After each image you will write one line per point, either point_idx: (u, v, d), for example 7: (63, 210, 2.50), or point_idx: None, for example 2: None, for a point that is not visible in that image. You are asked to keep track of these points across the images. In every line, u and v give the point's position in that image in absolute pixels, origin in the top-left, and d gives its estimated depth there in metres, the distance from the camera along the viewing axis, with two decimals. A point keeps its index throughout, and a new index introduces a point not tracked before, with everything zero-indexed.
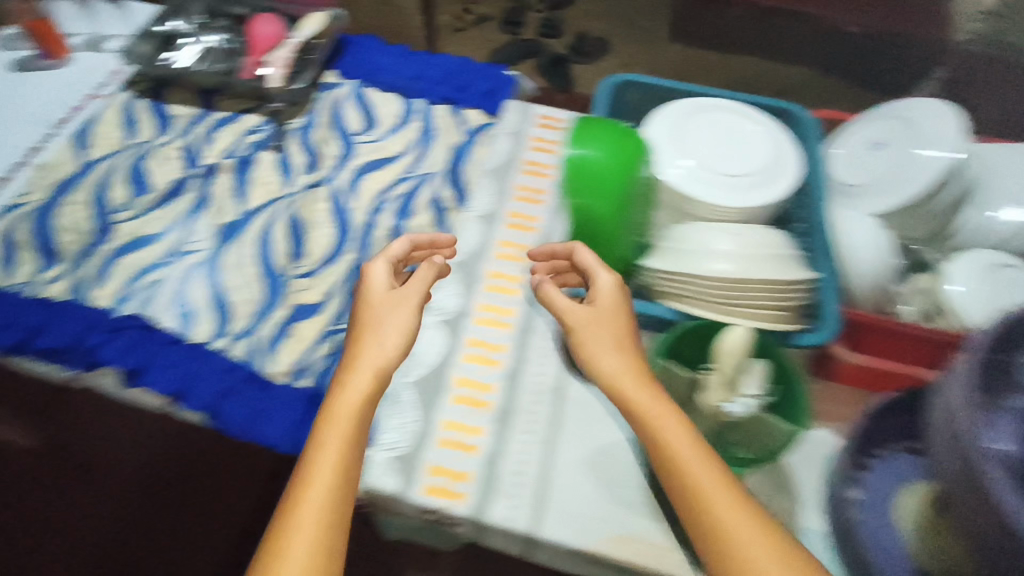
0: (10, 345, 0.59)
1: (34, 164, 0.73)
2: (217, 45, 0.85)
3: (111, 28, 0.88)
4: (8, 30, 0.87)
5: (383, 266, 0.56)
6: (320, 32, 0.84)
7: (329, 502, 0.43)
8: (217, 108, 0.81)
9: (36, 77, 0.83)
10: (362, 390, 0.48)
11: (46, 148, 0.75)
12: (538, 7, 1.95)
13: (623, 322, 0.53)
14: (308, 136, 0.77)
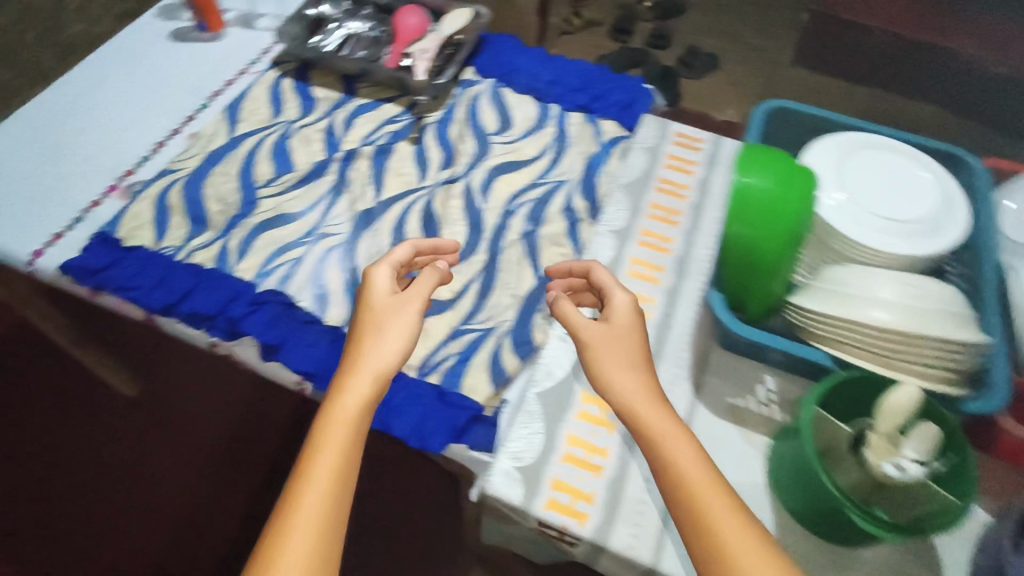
0: (160, 307, 0.61)
1: (188, 133, 0.77)
2: (363, 32, 0.87)
3: (266, 9, 0.92)
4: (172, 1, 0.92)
5: (385, 266, 0.55)
6: (464, 28, 0.84)
7: (327, 504, 0.42)
8: (357, 95, 0.82)
9: (192, 50, 0.87)
10: (365, 391, 0.48)
11: (200, 118, 0.78)
12: (647, 17, 1.91)
13: (639, 344, 0.51)
14: (444, 130, 0.77)
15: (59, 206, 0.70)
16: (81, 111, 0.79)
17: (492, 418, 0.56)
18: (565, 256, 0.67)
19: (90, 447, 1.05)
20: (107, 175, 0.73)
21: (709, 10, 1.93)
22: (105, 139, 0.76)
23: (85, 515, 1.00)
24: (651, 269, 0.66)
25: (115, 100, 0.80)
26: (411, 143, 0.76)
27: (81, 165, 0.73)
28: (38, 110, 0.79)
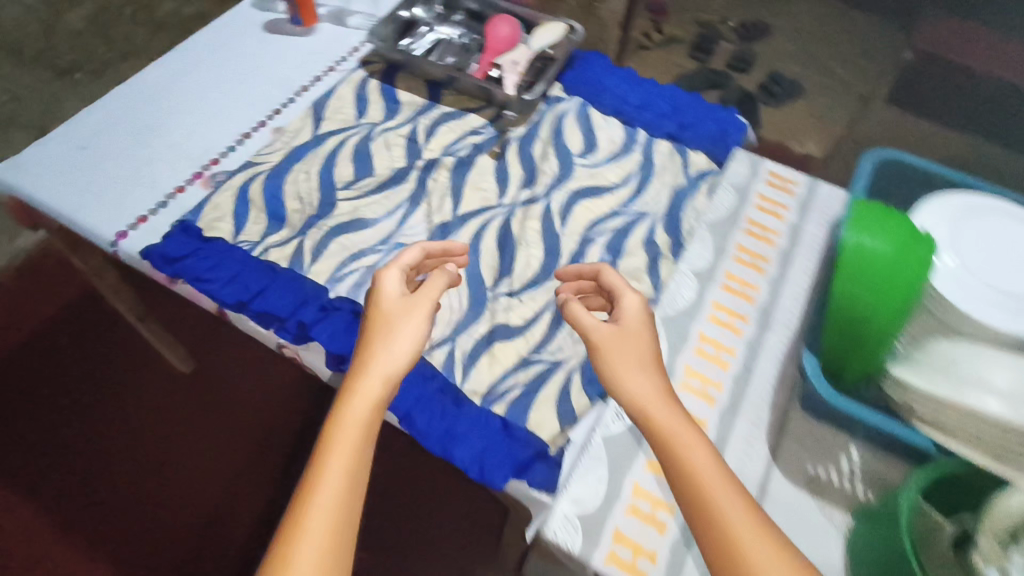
0: (233, 302, 0.62)
1: (272, 127, 0.77)
2: (454, 40, 0.86)
3: (358, 7, 0.92)
4: None
5: (394, 269, 0.55)
6: (556, 43, 0.83)
7: (337, 511, 0.42)
8: (441, 101, 0.81)
9: (284, 43, 0.87)
10: (374, 394, 0.48)
11: (285, 113, 0.78)
12: (731, 38, 1.85)
13: (650, 347, 0.51)
14: (527, 148, 0.76)
15: (144, 189, 0.71)
16: (172, 96, 0.80)
17: (556, 458, 0.54)
18: (643, 292, 0.64)
19: (141, 417, 1.08)
20: (193, 162, 0.73)
21: (796, 36, 1.87)
22: (193, 126, 0.77)
23: (118, 478, 1.02)
24: (734, 316, 0.62)
25: (206, 87, 0.81)
26: (493, 157, 0.75)
27: (169, 151, 0.74)
28: (132, 91, 0.80)
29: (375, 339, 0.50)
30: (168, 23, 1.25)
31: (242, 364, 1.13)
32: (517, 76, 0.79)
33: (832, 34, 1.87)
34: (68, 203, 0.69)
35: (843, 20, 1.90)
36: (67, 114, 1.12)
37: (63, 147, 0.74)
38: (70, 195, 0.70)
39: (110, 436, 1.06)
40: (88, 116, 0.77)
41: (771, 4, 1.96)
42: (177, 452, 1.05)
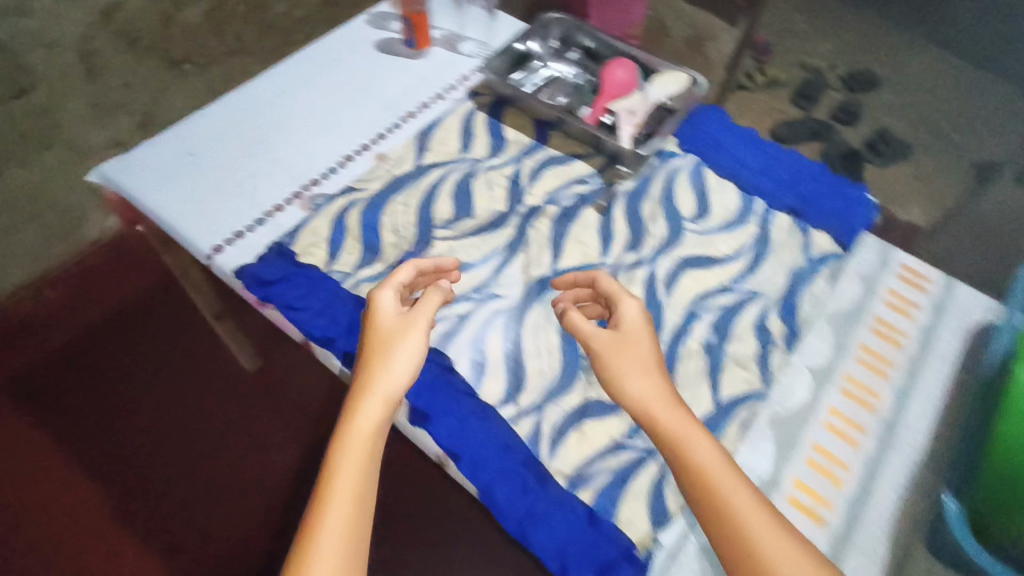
0: (320, 337, 0.60)
1: (375, 152, 0.75)
2: (568, 78, 0.83)
3: (471, 32, 0.89)
4: (384, 10, 0.92)
5: (391, 285, 0.57)
6: (677, 93, 0.78)
7: (349, 524, 0.46)
8: (548, 143, 0.78)
9: (395, 66, 0.86)
10: (375, 414, 0.50)
11: (389, 138, 0.77)
12: (837, 87, 1.77)
13: (651, 348, 0.54)
14: (636, 206, 0.72)
15: (244, 204, 0.70)
16: (280, 109, 0.79)
17: (644, 561, 0.50)
18: (750, 383, 0.59)
19: (207, 414, 1.09)
20: (295, 180, 0.72)
21: (907, 91, 1.76)
22: (298, 143, 0.76)
23: (181, 475, 1.04)
24: (851, 425, 0.56)
25: (314, 104, 0.80)
26: (598, 211, 0.71)
27: (272, 166, 0.74)
28: (242, 101, 0.80)
29: (375, 361, 0.52)
30: (279, 27, 1.28)
31: (304, 373, 1.13)
32: (636, 123, 0.75)
33: (949, 95, 1.76)
34: (170, 211, 0.69)
35: (960, 80, 1.79)
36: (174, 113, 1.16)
37: (170, 151, 0.74)
38: (173, 202, 0.70)
39: (166, 424, 1.08)
40: (198, 122, 0.77)
41: (883, 55, 1.86)
42: (229, 448, 1.06)
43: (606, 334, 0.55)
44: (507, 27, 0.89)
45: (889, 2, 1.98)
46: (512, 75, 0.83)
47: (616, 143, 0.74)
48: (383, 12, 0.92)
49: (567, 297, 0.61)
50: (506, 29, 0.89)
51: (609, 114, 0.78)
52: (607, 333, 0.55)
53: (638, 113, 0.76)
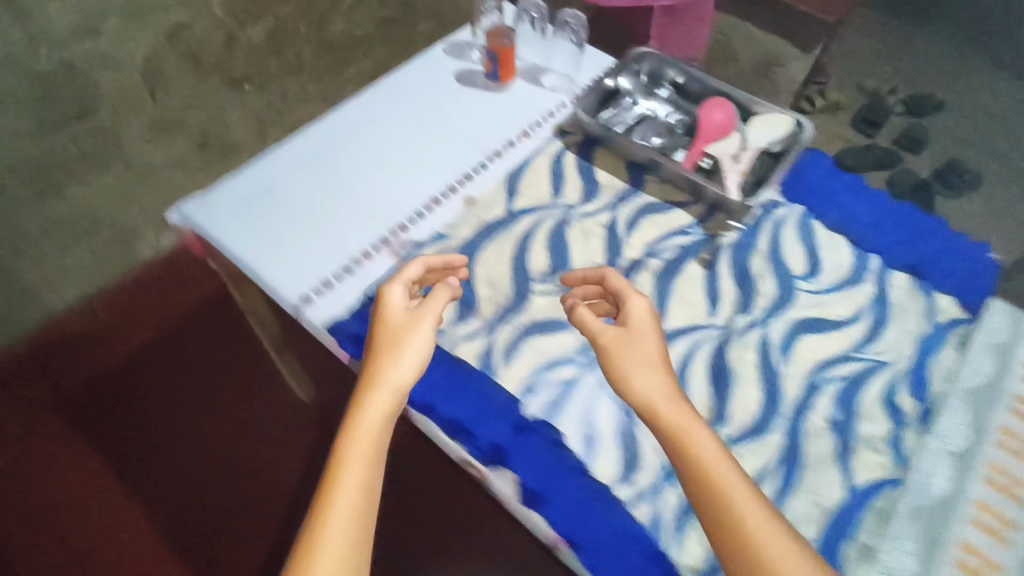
0: (419, 401, 0.56)
1: (463, 195, 0.71)
2: (660, 117, 0.79)
3: (556, 65, 0.85)
4: (465, 39, 0.88)
5: (400, 279, 0.57)
6: (779, 139, 0.74)
7: (355, 517, 0.45)
8: (643, 188, 0.73)
9: (478, 98, 0.82)
10: (383, 409, 0.50)
11: (477, 179, 0.73)
12: (899, 111, 1.71)
13: (659, 347, 0.53)
14: (744, 261, 0.68)
15: (329, 247, 0.66)
16: (359, 145, 0.76)
17: None
18: (882, 467, 0.55)
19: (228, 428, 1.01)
20: (381, 223, 0.68)
21: (972, 114, 1.71)
22: (381, 181, 0.72)
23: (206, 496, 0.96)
24: (998, 519, 0.52)
25: (395, 137, 0.77)
26: (702, 265, 0.67)
27: (354, 204, 0.70)
28: (321, 133, 0.77)
29: (384, 355, 0.52)
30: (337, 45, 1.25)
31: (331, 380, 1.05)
32: (740, 175, 0.71)
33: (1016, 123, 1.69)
34: (253, 254, 0.66)
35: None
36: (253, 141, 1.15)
37: (249, 188, 0.71)
38: (255, 243, 0.67)
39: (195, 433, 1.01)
40: (276, 156, 0.74)
41: (946, 78, 1.79)
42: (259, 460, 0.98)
43: (612, 329, 0.54)
44: (593, 59, 0.85)
45: (948, 22, 1.92)
46: (598, 112, 0.79)
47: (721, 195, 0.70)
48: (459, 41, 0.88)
49: (576, 295, 0.60)
50: (593, 62, 0.84)
51: (707, 157, 0.74)
52: (613, 329, 0.54)
53: (741, 164, 0.72)
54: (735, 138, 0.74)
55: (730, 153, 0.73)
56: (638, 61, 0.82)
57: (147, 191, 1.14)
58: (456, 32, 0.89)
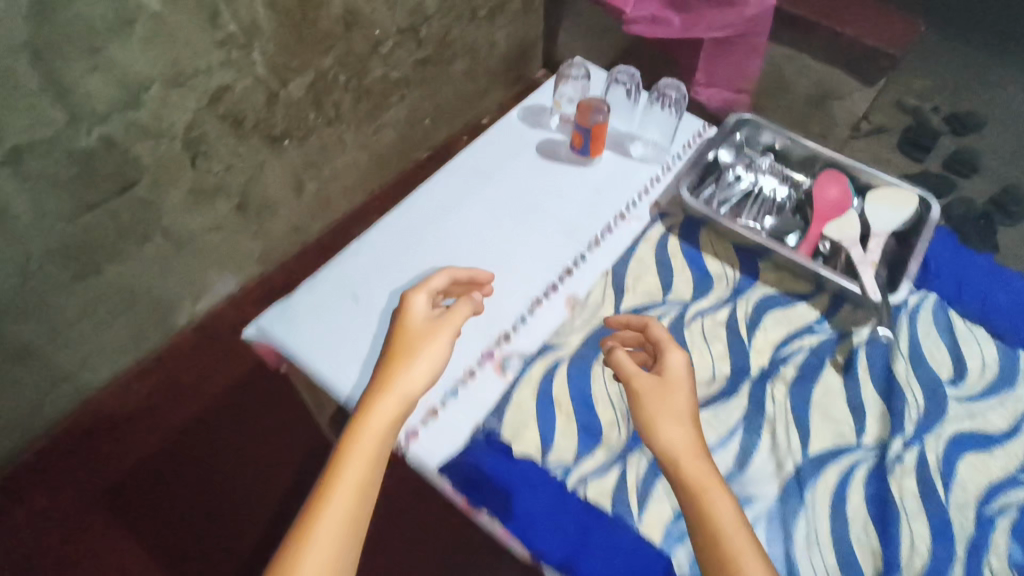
0: (557, 559, 0.50)
1: (565, 293, 0.65)
2: (767, 193, 0.73)
3: (646, 132, 0.80)
4: (540, 104, 0.82)
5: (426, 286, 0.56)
6: (906, 219, 0.69)
7: (350, 521, 0.45)
8: (759, 278, 0.67)
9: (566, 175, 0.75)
10: (391, 415, 0.49)
11: (579, 274, 0.67)
12: None
13: (692, 398, 0.51)
14: (884, 362, 0.61)
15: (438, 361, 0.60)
16: (442, 234, 0.69)
17: None
18: None
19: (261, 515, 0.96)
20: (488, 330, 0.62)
21: None
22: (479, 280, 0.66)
23: None
24: None
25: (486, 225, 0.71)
26: (838, 370, 0.61)
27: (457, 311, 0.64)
28: (403, 223, 0.71)
29: (397, 361, 0.51)
30: (373, 91, 1.19)
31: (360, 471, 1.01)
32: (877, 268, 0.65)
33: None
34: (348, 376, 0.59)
35: None
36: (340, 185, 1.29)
37: (334, 294, 0.64)
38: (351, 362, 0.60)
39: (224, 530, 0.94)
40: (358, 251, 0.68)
41: None
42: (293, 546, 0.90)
43: (649, 374, 0.52)
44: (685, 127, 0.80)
45: None
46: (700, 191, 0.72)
47: (857, 293, 0.63)
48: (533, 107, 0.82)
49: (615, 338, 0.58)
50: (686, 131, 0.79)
51: (826, 241, 0.69)
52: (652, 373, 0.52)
53: (873, 253, 0.66)
54: (853, 217, 0.69)
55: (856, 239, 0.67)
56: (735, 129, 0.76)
57: (184, 261, 1.08)
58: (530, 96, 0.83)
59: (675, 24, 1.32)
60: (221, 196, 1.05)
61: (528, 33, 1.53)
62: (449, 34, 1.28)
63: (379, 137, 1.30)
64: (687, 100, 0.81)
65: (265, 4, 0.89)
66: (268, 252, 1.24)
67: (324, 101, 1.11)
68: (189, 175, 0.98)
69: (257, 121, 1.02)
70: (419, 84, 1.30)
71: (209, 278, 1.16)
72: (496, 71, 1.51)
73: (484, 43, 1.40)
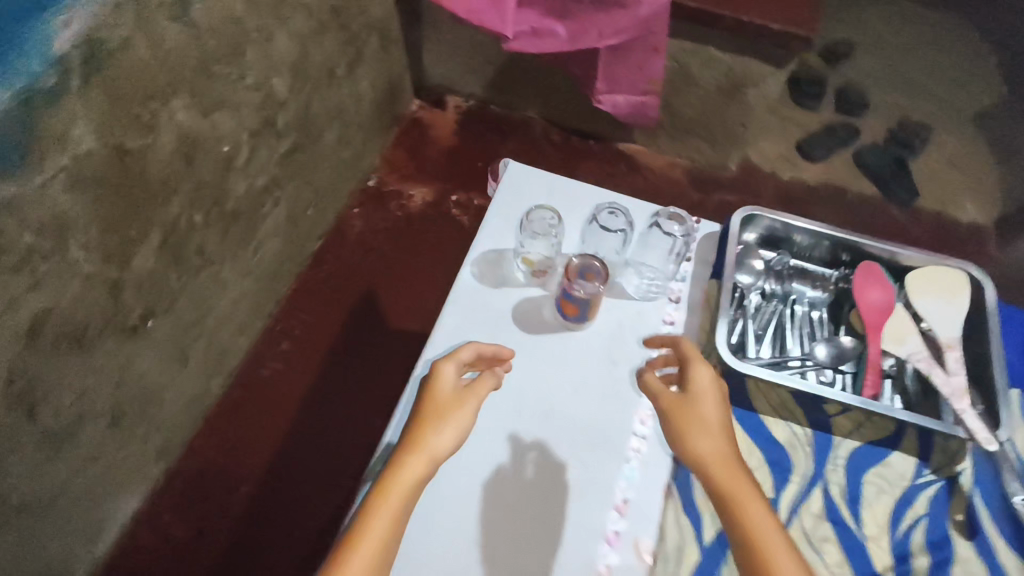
0: None
1: (694, 539, 0.79)
2: (800, 311, 0.79)
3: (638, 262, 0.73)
4: (518, 267, 0.70)
5: (456, 359, 0.59)
6: (940, 303, 0.74)
7: (376, 563, 0.48)
8: (840, 439, 0.82)
9: (558, 368, 0.66)
10: (417, 474, 0.53)
11: (672, 542, 0.79)
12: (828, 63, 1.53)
13: (719, 412, 0.57)
14: (999, 510, 0.79)
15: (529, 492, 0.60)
16: (492, 493, 0.60)
17: None
18: None
19: None
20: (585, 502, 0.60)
21: None
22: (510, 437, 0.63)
23: None
24: None
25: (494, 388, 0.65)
26: (963, 533, 0.78)
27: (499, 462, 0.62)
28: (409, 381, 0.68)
29: (427, 424, 0.55)
30: (241, 212, 0.94)
31: None
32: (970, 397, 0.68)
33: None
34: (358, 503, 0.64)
35: None
36: (232, 326, 1.03)
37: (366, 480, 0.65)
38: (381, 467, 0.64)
39: None
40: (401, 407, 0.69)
41: None
42: None
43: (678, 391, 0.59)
44: (733, 256, 0.74)
45: None
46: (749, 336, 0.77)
47: (964, 437, 0.66)
48: (493, 256, 0.72)
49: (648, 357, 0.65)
50: (730, 255, 0.72)
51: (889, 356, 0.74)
52: (680, 393, 0.58)
53: (956, 375, 0.70)
54: (900, 319, 0.73)
55: (930, 356, 0.70)
56: (753, 223, 0.77)
57: (60, 522, 0.80)
58: (485, 253, 0.71)
59: (561, 35, 1.10)
60: (87, 427, 0.78)
61: (393, 69, 1.29)
62: (310, 110, 1.02)
63: (262, 256, 1.04)
64: (694, 228, 0.75)
65: (67, 186, 0.63)
66: (167, 445, 0.97)
67: (185, 254, 0.85)
68: (34, 431, 0.70)
69: (105, 321, 0.75)
70: (290, 178, 1.04)
71: (104, 512, 0.89)
72: (370, 124, 1.26)
73: (349, 102, 1.15)
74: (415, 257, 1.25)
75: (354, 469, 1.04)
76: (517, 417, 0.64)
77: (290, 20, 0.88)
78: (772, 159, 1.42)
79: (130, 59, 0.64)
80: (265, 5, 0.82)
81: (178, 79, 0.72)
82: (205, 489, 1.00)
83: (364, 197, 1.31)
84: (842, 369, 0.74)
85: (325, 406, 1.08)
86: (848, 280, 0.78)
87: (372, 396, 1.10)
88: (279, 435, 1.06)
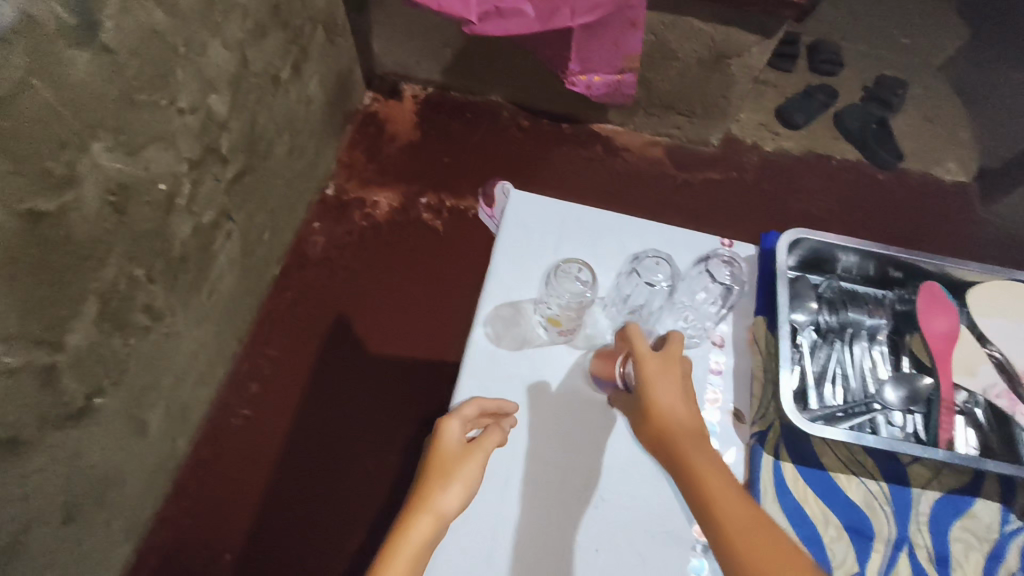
0: None
1: None
2: (863, 349, 0.63)
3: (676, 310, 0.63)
4: (542, 321, 0.61)
5: (458, 414, 0.51)
6: (1012, 326, 0.61)
7: None
8: (915, 482, 0.58)
9: (595, 426, 0.58)
10: (423, 537, 0.45)
11: None
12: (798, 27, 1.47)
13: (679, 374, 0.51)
14: None
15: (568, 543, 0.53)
16: None
17: None
18: None
19: None
20: (632, 547, 0.53)
21: None
22: (543, 483, 0.55)
23: None
24: None
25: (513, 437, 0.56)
26: None
27: (529, 511, 0.54)
28: None
29: (431, 479, 0.48)
30: (188, 254, 0.81)
31: None
32: None
33: None
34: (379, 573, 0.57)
35: None
36: (193, 378, 0.92)
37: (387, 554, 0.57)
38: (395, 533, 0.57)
39: None
40: None
41: None
42: None
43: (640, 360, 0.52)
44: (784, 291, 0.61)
45: None
46: (805, 383, 0.60)
47: None
48: (510, 312, 0.62)
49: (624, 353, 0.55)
50: (783, 288, 0.60)
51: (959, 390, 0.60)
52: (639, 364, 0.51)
53: None
54: (970, 347, 0.59)
55: (1009, 393, 0.58)
56: (804, 242, 0.63)
57: None
58: (501, 309, 0.62)
59: (530, 15, 0.95)
60: (35, 534, 0.66)
61: (343, 63, 1.15)
62: (256, 125, 0.89)
63: (217, 295, 0.92)
64: (746, 264, 0.66)
65: None
66: (134, 521, 0.86)
67: (129, 317, 0.73)
68: None
69: (42, 417, 0.63)
70: (240, 204, 0.91)
71: None
72: (321, 127, 1.13)
73: (297, 109, 1.01)
74: (389, 272, 1.14)
75: (349, 519, 0.94)
76: (551, 468, 0.56)
77: (223, 28, 0.74)
78: (752, 130, 1.36)
79: (23, 108, 0.51)
80: (193, 14, 0.68)
81: (95, 120, 0.58)
82: (185, 562, 0.90)
83: (324, 208, 1.18)
84: (913, 413, 0.59)
85: (308, 452, 0.98)
86: (907, 301, 0.63)
87: (359, 434, 1.00)
88: (258, 490, 0.95)
